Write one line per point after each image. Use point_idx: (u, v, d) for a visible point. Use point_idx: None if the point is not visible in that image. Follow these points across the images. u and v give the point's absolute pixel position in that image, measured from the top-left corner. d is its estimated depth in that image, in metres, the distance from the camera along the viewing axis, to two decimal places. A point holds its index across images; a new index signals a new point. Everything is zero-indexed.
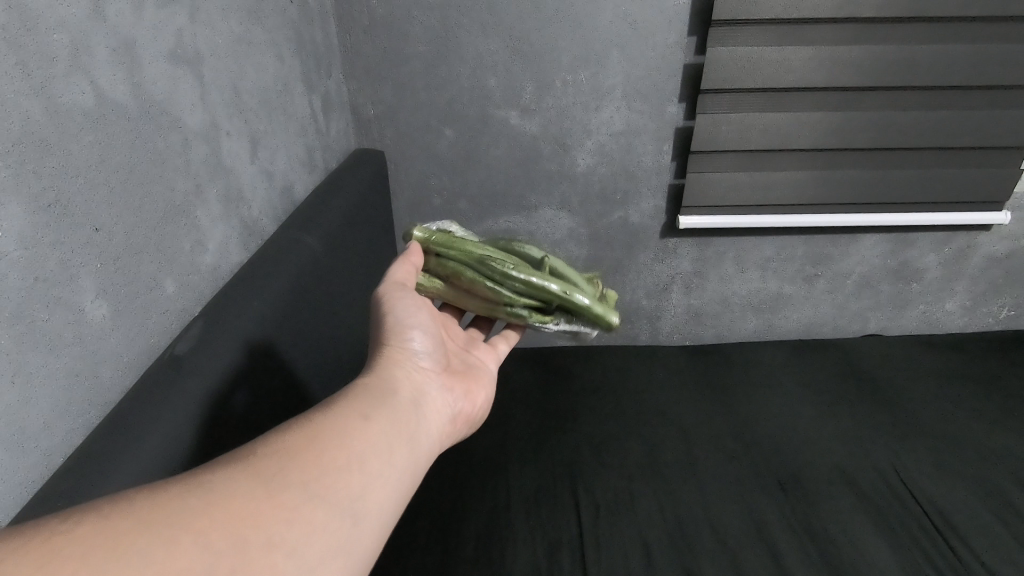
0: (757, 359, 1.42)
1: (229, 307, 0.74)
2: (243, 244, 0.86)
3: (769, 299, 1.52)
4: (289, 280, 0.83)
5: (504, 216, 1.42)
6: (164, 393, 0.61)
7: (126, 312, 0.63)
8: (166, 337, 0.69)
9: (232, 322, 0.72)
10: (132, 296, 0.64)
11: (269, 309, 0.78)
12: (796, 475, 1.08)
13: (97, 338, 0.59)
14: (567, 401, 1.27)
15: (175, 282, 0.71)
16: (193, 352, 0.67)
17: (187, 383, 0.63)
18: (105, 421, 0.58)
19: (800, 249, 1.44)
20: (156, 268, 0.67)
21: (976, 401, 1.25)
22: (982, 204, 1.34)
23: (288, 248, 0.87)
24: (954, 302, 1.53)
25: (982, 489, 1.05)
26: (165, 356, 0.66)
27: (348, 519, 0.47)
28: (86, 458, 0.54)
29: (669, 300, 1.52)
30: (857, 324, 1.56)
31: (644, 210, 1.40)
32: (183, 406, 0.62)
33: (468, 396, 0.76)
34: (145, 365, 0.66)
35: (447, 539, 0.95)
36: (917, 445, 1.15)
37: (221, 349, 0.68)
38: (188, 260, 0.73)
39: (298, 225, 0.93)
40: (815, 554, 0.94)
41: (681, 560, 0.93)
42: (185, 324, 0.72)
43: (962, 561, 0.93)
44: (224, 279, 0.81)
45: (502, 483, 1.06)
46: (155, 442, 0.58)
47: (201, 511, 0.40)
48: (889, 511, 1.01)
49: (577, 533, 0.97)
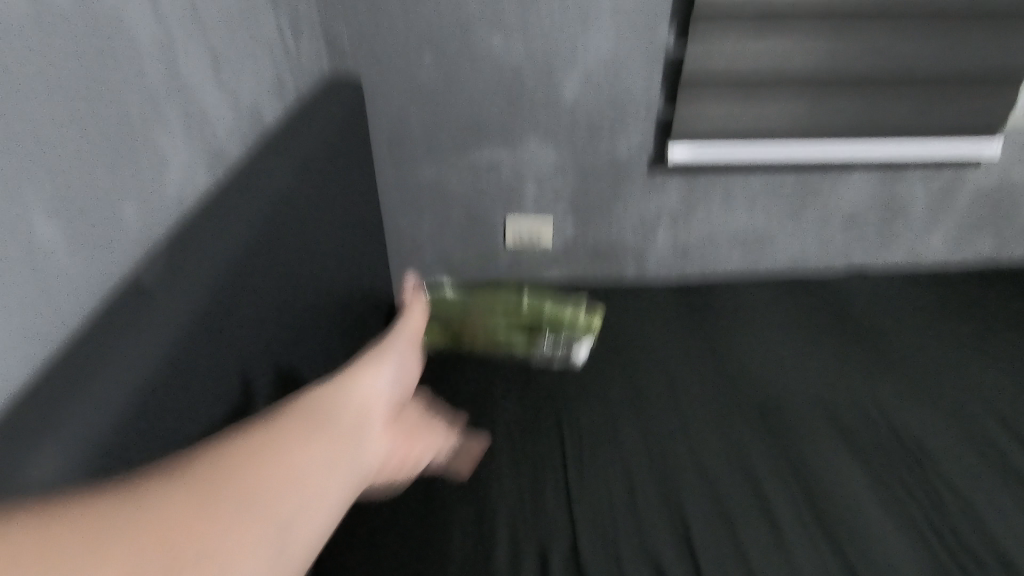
0: (741, 294, 1.45)
1: (199, 232, 0.69)
2: (210, 169, 0.80)
3: (755, 236, 1.51)
4: (268, 207, 0.78)
5: (488, 149, 1.36)
6: (137, 321, 0.56)
7: (84, 231, 0.56)
8: (131, 262, 0.63)
9: (203, 246, 0.67)
10: (90, 212, 0.57)
11: (249, 234, 0.72)
12: (772, 404, 1.12)
13: (56, 263, 0.53)
14: (553, 336, 1.29)
15: (137, 207, 0.64)
16: (164, 280, 0.62)
17: (157, 305, 0.59)
18: (72, 347, 0.53)
19: (791, 181, 1.42)
20: (113, 188, 0.61)
21: (955, 336, 1.28)
22: (974, 134, 1.33)
23: (258, 177, 0.82)
24: (938, 237, 1.53)
25: (961, 424, 1.08)
26: (130, 285, 0.61)
27: (279, 538, 0.42)
28: (58, 383, 0.50)
29: (655, 238, 1.50)
30: (840, 261, 1.56)
31: (632, 144, 1.35)
32: (162, 328, 0.56)
33: (410, 432, 0.72)
34: (112, 292, 0.60)
35: (434, 467, 0.99)
36: (895, 379, 1.18)
37: (199, 275, 0.63)
38: (149, 180, 0.67)
39: (271, 157, 0.87)
40: (795, 483, 0.97)
41: (663, 489, 0.96)
42: (154, 251, 0.66)
43: (935, 487, 0.97)
44: (191, 202, 0.75)
45: (487, 415, 1.09)
46: (133, 360, 0.53)
47: (119, 525, 0.35)
48: (868, 443, 1.04)
49: (560, 460, 1.01)
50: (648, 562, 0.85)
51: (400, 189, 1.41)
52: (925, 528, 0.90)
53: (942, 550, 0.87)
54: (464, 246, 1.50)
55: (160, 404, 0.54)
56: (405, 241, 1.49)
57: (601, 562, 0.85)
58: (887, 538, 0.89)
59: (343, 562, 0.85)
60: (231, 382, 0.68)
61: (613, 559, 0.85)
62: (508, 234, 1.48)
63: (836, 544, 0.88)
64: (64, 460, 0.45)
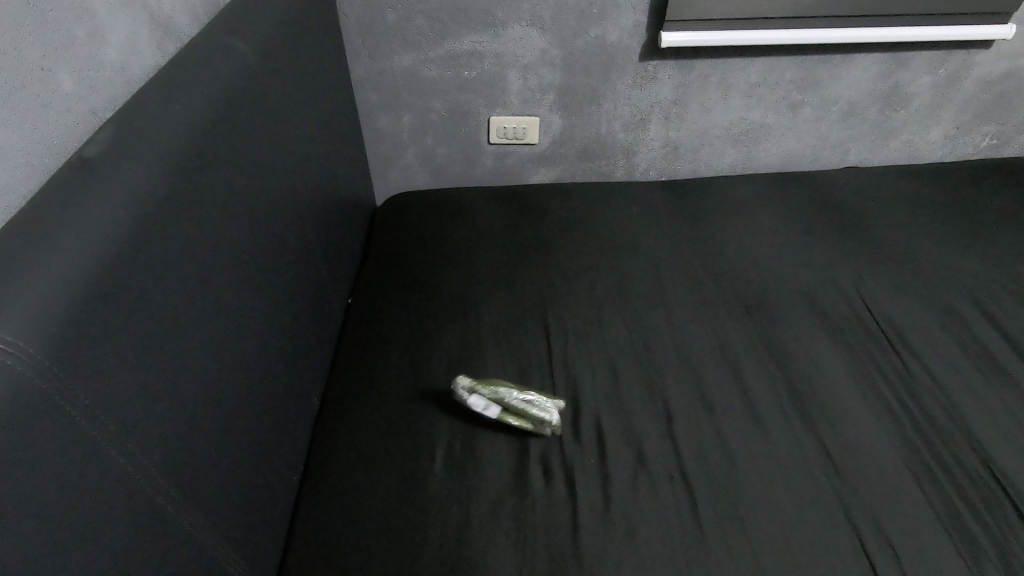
0: (732, 192, 1.42)
1: (145, 108, 0.65)
2: (154, 43, 0.72)
3: (749, 130, 1.46)
4: (219, 93, 0.73)
5: (468, 36, 1.26)
6: (79, 197, 0.54)
7: (13, 99, 0.51)
8: (73, 141, 0.59)
9: (152, 126, 0.63)
10: (19, 81, 0.52)
11: (196, 118, 0.68)
12: (759, 299, 1.12)
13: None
14: (539, 237, 1.28)
15: (71, 77, 0.58)
16: (105, 155, 0.58)
17: (105, 181, 0.56)
18: (17, 221, 0.51)
19: (788, 72, 1.35)
20: (43, 55, 0.55)
21: (944, 228, 1.28)
22: (980, 16, 1.27)
23: (214, 64, 0.75)
24: (937, 131, 1.50)
25: (941, 309, 1.08)
26: (73, 161, 0.57)
27: None
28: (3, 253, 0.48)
29: (646, 134, 1.44)
30: (836, 157, 1.53)
31: (623, 27, 1.25)
32: (105, 207, 0.54)
33: None
34: (53, 172, 0.57)
35: (420, 367, 0.99)
36: (880, 268, 1.18)
37: (143, 154, 0.60)
38: (87, 51, 0.61)
39: (228, 45, 0.79)
40: (774, 367, 0.99)
41: (645, 375, 0.98)
42: (96, 130, 0.62)
43: (910, 370, 0.97)
44: (137, 81, 0.69)
45: (473, 314, 1.08)
46: (78, 236, 0.51)
47: None
48: (848, 328, 1.05)
49: (546, 355, 1.01)
50: (628, 442, 0.87)
51: (376, 87, 1.33)
52: (896, 407, 0.91)
53: (912, 428, 0.88)
54: (447, 146, 1.44)
55: (118, 280, 0.53)
56: (386, 144, 1.43)
57: (584, 441, 0.87)
58: (859, 414, 0.91)
59: (335, 450, 0.88)
60: (202, 274, 0.66)
61: (596, 439, 0.88)
62: (493, 132, 1.41)
63: (809, 420, 0.90)
64: (19, 336, 0.44)
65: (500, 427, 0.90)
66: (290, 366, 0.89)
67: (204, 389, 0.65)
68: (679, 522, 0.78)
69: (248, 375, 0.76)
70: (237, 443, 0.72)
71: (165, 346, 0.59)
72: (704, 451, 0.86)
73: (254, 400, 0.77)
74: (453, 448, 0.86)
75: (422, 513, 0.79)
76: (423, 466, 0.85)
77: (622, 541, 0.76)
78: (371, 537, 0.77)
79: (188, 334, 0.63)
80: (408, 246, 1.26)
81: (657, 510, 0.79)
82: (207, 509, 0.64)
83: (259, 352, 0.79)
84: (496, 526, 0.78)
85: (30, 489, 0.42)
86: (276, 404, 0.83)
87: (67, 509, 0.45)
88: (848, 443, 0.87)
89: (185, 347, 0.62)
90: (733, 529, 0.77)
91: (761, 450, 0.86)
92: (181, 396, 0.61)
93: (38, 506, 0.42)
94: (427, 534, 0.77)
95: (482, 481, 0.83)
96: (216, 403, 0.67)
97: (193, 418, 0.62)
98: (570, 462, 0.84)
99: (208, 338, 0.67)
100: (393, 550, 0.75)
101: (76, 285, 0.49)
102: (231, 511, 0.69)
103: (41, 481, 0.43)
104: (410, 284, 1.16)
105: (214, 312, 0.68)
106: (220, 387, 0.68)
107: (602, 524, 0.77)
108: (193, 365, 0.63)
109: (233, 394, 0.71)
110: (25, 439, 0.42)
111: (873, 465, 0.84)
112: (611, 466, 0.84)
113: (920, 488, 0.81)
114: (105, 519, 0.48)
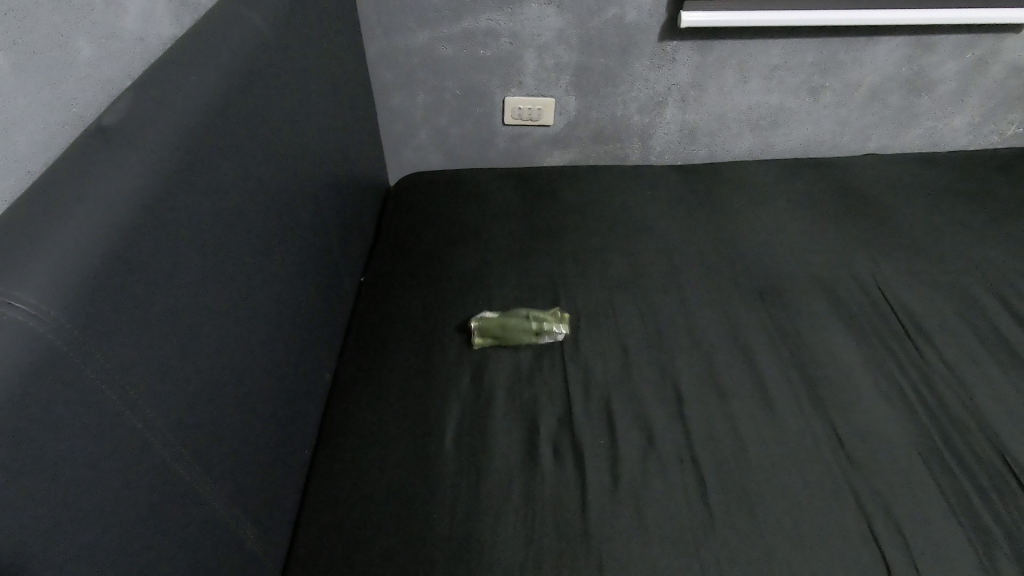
0: (748, 176, 1.40)
1: (163, 82, 0.65)
2: (172, 16, 0.72)
3: (768, 114, 1.43)
4: (236, 68, 0.73)
5: (484, 14, 1.24)
6: (97, 165, 0.54)
7: (33, 69, 0.52)
8: (91, 111, 0.60)
9: (169, 99, 0.63)
10: (39, 51, 0.52)
11: (211, 90, 0.68)
12: (773, 285, 1.11)
13: (4, 96, 0.49)
14: (553, 219, 1.27)
15: (90, 45, 0.58)
16: (123, 126, 0.59)
17: (123, 152, 0.56)
18: (36, 189, 0.51)
19: (811, 55, 1.33)
20: (63, 24, 0.55)
21: (966, 217, 1.26)
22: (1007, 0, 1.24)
23: (231, 38, 0.75)
24: (962, 118, 1.47)
25: (959, 298, 1.07)
26: (92, 131, 0.58)
27: None
28: (22, 221, 0.48)
29: (662, 116, 1.42)
30: (856, 143, 1.51)
31: (642, 6, 1.23)
32: (121, 176, 0.55)
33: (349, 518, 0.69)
34: (70, 140, 0.57)
35: (431, 347, 1.00)
36: (897, 256, 1.17)
37: (159, 125, 0.60)
38: (106, 21, 0.61)
39: (244, 20, 0.79)
40: (786, 353, 0.98)
41: (656, 359, 0.98)
42: (113, 100, 0.62)
43: (927, 358, 0.97)
44: (155, 54, 0.69)
45: (485, 295, 1.09)
46: (96, 206, 0.52)
47: None
48: (863, 316, 1.04)
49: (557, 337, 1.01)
50: (638, 424, 0.88)
51: (390, 65, 1.32)
52: (911, 394, 0.91)
53: (927, 416, 0.88)
54: (461, 126, 1.43)
55: (135, 248, 0.53)
56: (400, 122, 1.42)
57: (593, 423, 0.88)
58: (872, 401, 0.90)
59: (346, 426, 0.90)
60: (219, 249, 0.67)
61: (605, 420, 0.88)
62: (508, 112, 1.40)
63: (821, 406, 0.90)
64: (37, 299, 0.45)
65: (510, 407, 0.90)
66: (303, 342, 0.90)
67: (217, 363, 0.66)
68: (687, 504, 0.78)
69: (262, 350, 0.77)
70: (251, 416, 0.73)
71: (181, 317, 0.59)
72: (714, 435, 0.86)
73: (268, 374, 0.78)
74: (463, 428, 0.87)
75: (431, 489, 0.81)
76: (433, 443, 0.86)
77: (630, 521, 0.77)
78: (382, 511, 0.79)
79: (204, 308, 0.63)
80: (420, 225, 1.26)
81: (665, 492, 0.80)
82: (221, 479, 0.66)
83: (273, 327, 0.80)
84: (505, 504, 0.79)
85: (49, 455, 0.43)
86: (289, 379, 0.84)
87: (87, 475, 0.46)
88: (860, 430, 0.87)
89: (200, 321, 0.63)
90: (740, 512, 0.77)
91: (772, 435, 0.86)
92: (196, 368, 0.61)
93: (57, 472, 0.43)
94: (436, 510, 0.78)
95: (491, 460, 0.84)
96: (230, 377, 0.68)
97: (207, 391, 0.63)
98: (579, 442, 0.85)
99: (224, 312, 0.67)
100: (402, 525, 0.77)
101: (95, 254, 0.50)
102: (245, 482, 0.71)
103: (59, 449, 0.44)
104: (422, 263, 1.16)
105: (230, 287, 0.69)
106: (234, 361, 0.69)
107: (610, 504, 0.78)
108: (208, 339, 0.64)
109: (247, 368, 0.72)
110: (45, 405, 0.43)
111: (885, 453, 0.84)
112: (620, 448, 0.85)
113: (931, 476, 0.81)
114: (123, 487, 0.50)
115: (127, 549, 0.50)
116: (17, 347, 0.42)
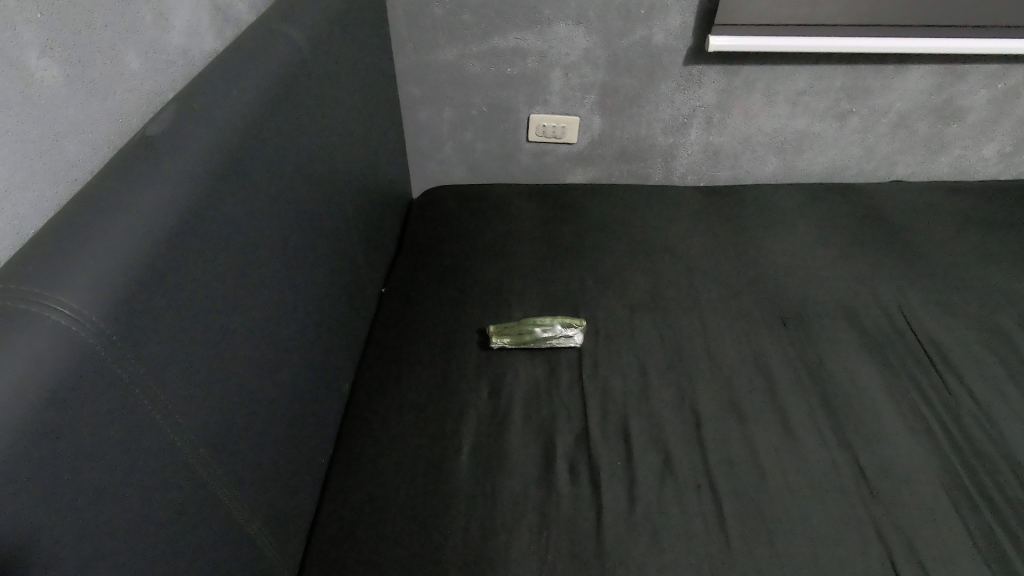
0: (773, 201, 1.40)
1: (206, 93, 0.67)
2: (214, 31, 0.75)
3: (794, 138, 1.43)
4: (274, 84, 0.76)
5: (513, 32, 1.26)
6: (140, 173, 0.56)
7: (82, 82, 0.54)
8: (137, 120, 0.62)
9: (209, 109, 0.66)
10: (89, 63, 0.55)
11: (248, 103, 0.70)
12: (796, 311, 1.10)
13: (53, 108, 0.51)
14: (573, 236, 1.28)
15: (139, 58, 0.61)
16: (167, 135, 0.61)
17: (162, 161, 0.58)
18: (81, 196, 0.54)
19: (839, 81, 1.33)
20: (113, 37, 0.58)
21: (995, 247, 1.24)
22: None
23: (269, 55, 0.78)
24: (992, 147, 1.45)
25: (987, 329, 1.05)
26: (137, 140, 0.60)
27: None
28: (67, 226, 0.50)
29: (686, 137, 1.43)
30: (883, 170, 1.49)
31: (671, 28, 1.24)
32: (160, 188, 0.56)
33: None
34: (115, 149, 0.59)
35: (450, 361, 1.01)
36: (924, 286, 1.15)
37: (199, 136, 0.63)
38: (154, 35, 0.64)
39: (281, 35, 0.82)
40: (807, 380, 0.97)
41: (675, 381, 0.97)
42: (156, 112, 0.65)
43: (953, 393, 0.94)
44: (198, 68, 0.72)
45: (505, 309, 1.10)
46: (137, 215, 0.53)
47: None
48: (887, 344, 1.03)
49: (576, 355, 1.02)
50: (655, 446, 0.88)
51: (419, 80, 1.34)
52: (936, 426, 0.89)
53: (952, 450, 0.86)
54: (486, 142, 1.45)
55: (169, 255, 0.55)
56: (426, 136, 1.44)
57: (610, 443, 0.88)
58: (896, 434, 0.89)
59: (364, 435, 0.90)
60: (250, 257, 0.69)
61: (621, 441, 0.88)
62: (533, 130, 1.42)
63: (844, 436, 0.89)
64: (81, 304, 0.47)
65: (527, 424, 0.91)
66: (325, 351, 0.91)
67: (244, 369, 0.67)
68: (704, 531, 0.77)
69: (286, 357, 0.78)
70: (273, 423, 0.74)
71: (212, 324, 0.61)
72: (732, 462, 0.85)
73: (290, 381, 0.79)
74: (480, 443, 0.88)
75: (446, 506, 0.81)
76: (448, 459, 0.86)
77: (646, 543, 0.76)
78: (396, 526, 0.79)
79: (232, 314, 0.65)
80: (442, 239, 1.28)
81: (681, 517, 0.79)
82: (241, 485, 0.67)
83: (298, 335, 0.82)
84: (520, 521, 0.79)
85: (83, 463, 0.45)
86: (310, 387, 0.86)
87: (118, 473, 0.48)
88: (883, 463, 0.85)
89: (230, 328, 0.65)
90: (759, 543, 0.76)
91: (792, 464, 0.85)
92: (224, 374, 0.63)
93: (90, 476, 0.45)
94: (451, 527, 0.78)
95: (506, 476, 0.84)
96: (254, 382, 0.70)
97: (231, 397, 0.65)
98: (595, 462, 0.85)
99: (250, 318, 0.69)
100: (417, 541, 0.77)
101: (134, 260, 0.51)
102: (265, 486, 0.72)
103: (91, 453, 0.45)
104: (443, 277, 1.18)
105: (259, 294, 0.71)
106: (260, 368, 0.71)
107: (626, 529, 0.78)
108: (237, 345, 0.66)
109: (270, 373, 0.74)
110: (79, 408, 0.45)
111: (908, 486, 0.82)
112: (637, 471, 0.84)
113: (956, 512, 0.79)
114: (146, 490, 0.51)
115: (146, 552, 0.51)
116: (58, 350, 0.44)
